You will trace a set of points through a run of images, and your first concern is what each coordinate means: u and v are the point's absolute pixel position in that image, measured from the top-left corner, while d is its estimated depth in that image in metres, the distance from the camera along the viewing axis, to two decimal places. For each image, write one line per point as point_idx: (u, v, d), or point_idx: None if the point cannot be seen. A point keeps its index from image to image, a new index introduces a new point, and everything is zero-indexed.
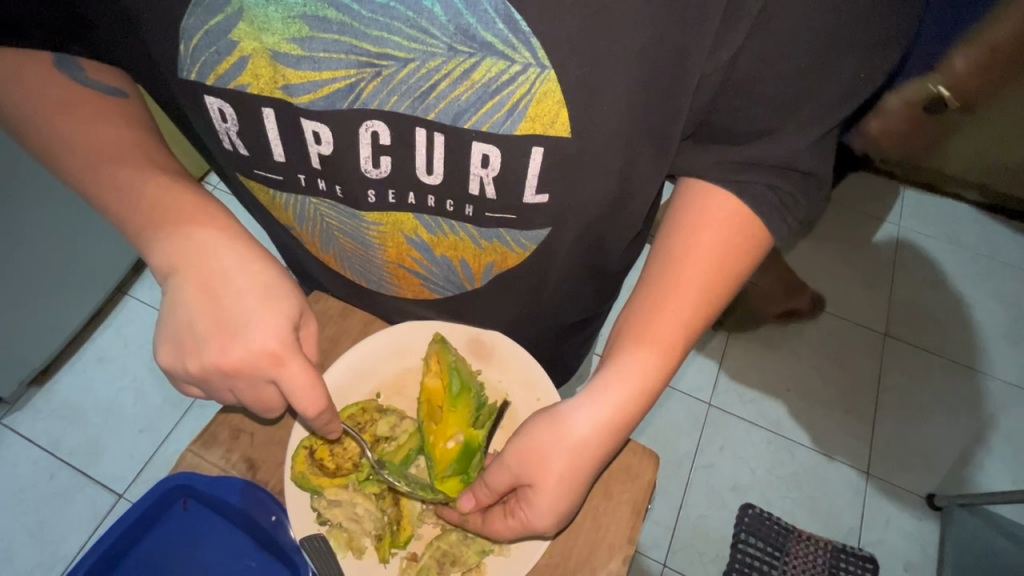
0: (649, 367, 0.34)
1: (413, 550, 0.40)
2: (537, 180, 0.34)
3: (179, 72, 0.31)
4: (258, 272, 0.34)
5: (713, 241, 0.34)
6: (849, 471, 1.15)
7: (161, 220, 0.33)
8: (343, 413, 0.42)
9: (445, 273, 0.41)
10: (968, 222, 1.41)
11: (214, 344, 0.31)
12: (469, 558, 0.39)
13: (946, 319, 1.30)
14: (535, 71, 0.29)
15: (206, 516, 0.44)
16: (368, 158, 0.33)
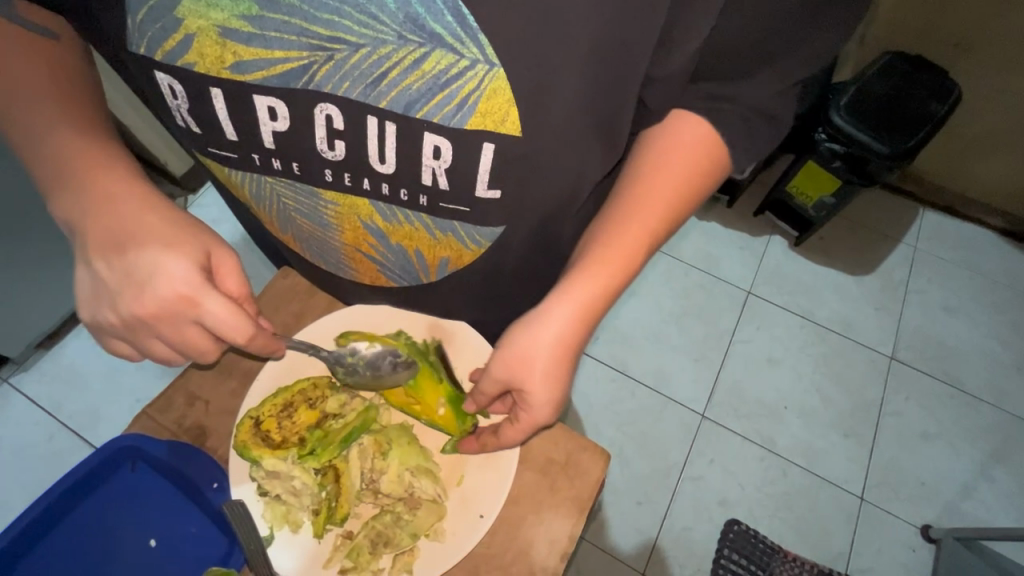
0: (620, 265, 0.35)
1: (348, 529, 0.41)
2: (490, 176, 0.34)
3: (129, 46, 0.32)
4: (168, 220, 0.36)
5: (681, 157, 0.36)
6: (842, 495, 1.12)
7: (68, 185, 0.35)
8: (296, 387, 0.43)
9: (400, 262, 0.42)
10: (988, 248, 1.36)
11: (128, 297, 0.34)
12: (401, 541, 0.39)
13: (957, 346, 1.26)
14: (483, 67, 0.29)
15: (152, 481, 0.45)
16: (323, 140, 0.34)
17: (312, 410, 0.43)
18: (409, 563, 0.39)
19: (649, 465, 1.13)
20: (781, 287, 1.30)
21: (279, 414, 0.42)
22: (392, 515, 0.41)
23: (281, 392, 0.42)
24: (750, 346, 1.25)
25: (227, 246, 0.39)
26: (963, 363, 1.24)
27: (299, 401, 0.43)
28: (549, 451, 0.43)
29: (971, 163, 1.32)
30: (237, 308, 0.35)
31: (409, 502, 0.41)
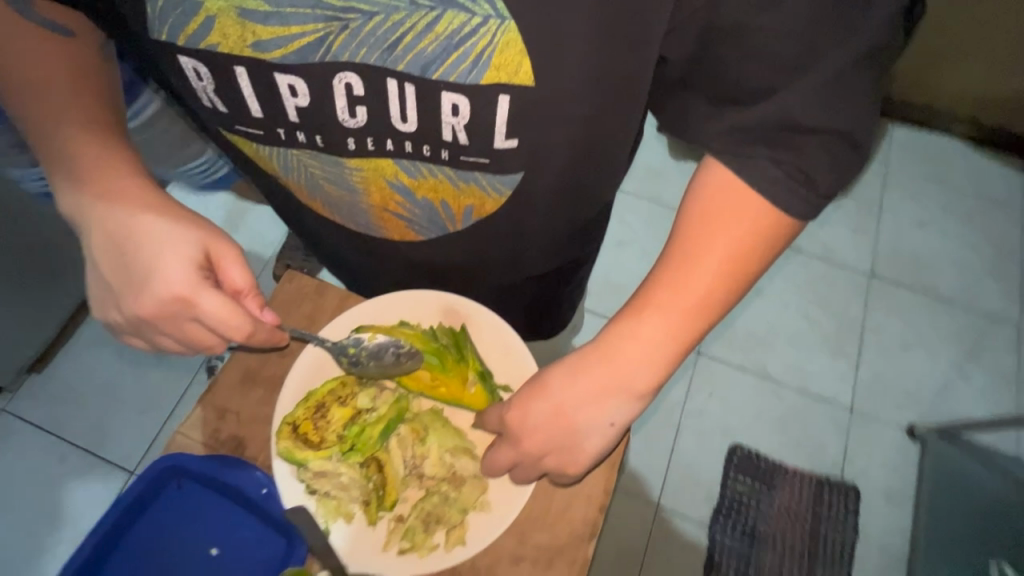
0: (616, 360, 0.34)
1: (399, 513, 0.42)
2: (506, 125, 0.33)
3: (150, 33, 0.31)
4: (165, 217, 0.37)
5: (717, 250, 0.32)
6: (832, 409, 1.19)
7: (72, 180, 0.37)
8: (323, 390, 0.44)
9: (428, 215, 0.41)
10: (957, 157, 1.40)
11: (131, 297, 0.36)
12: (452, 516, 0.41)
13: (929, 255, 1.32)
14: (495, 22, 0.28)
15: (200, 493, 0.46)
16: (343, 109, 0.33)
17: (344, 408, 0.44)
18: (461, 536, 0.40)
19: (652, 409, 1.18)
20: None
21: (314, 417, 0.43)
22: (439, 497, 0.42)
23: (311, 397, 0.43)
24: None
25: (228, 238, 0.39)
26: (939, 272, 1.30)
27: (330, 401, 0.44)
28: None
29: (934, 71, 1.35)
30: (233, 307, 0.36)
31: (452, 481, 0.42)
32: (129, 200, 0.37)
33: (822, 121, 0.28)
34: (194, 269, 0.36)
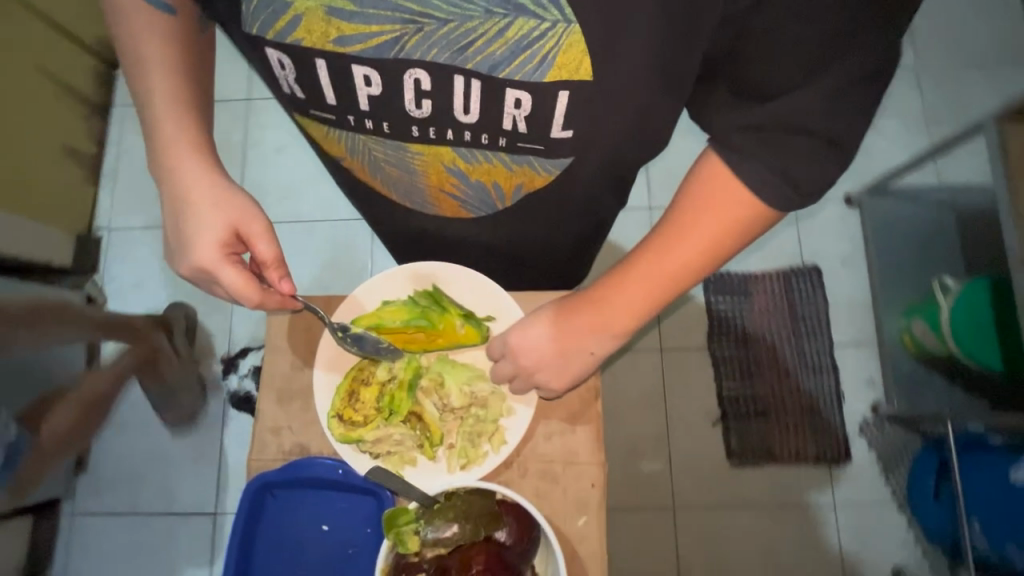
0: (625, 296, 0.53)
1: (449, 442, 0.64)
2: (562, 120, 0.46)
3: (245, 28, 0.43)
4: (214, 204, 0.57)
5: (704, 227, 0.47)
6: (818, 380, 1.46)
7: (165, 165, 0.58)
8: (349, 378, 0.65)
9: (478, 195, 0.58)
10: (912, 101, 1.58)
11: (181, 257, 0.58)
12: (489, 428, 0.64)
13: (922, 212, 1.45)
14: (563, 25, 0.38)
15: (289, 495, 0.67)
16: (411, 100, 0.45)
17: (371, 388, 0.65)
18: (501, 439, 0.63)
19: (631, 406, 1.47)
20: None
21: (350, 403, 0.64)
22: (473, 418, 0.65)
23: (341, 390, 0.65)
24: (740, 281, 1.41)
25: (257, 222, 0.59)
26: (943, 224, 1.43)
27: (358, 386, 0.65)
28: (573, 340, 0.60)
29: None
30: (242, 279, 0.57)
31: (478, 404, 0.65)
32: (196, 177, 0.57)
33: (822, 119, 0.40)
34: (222, 245, 0.57)
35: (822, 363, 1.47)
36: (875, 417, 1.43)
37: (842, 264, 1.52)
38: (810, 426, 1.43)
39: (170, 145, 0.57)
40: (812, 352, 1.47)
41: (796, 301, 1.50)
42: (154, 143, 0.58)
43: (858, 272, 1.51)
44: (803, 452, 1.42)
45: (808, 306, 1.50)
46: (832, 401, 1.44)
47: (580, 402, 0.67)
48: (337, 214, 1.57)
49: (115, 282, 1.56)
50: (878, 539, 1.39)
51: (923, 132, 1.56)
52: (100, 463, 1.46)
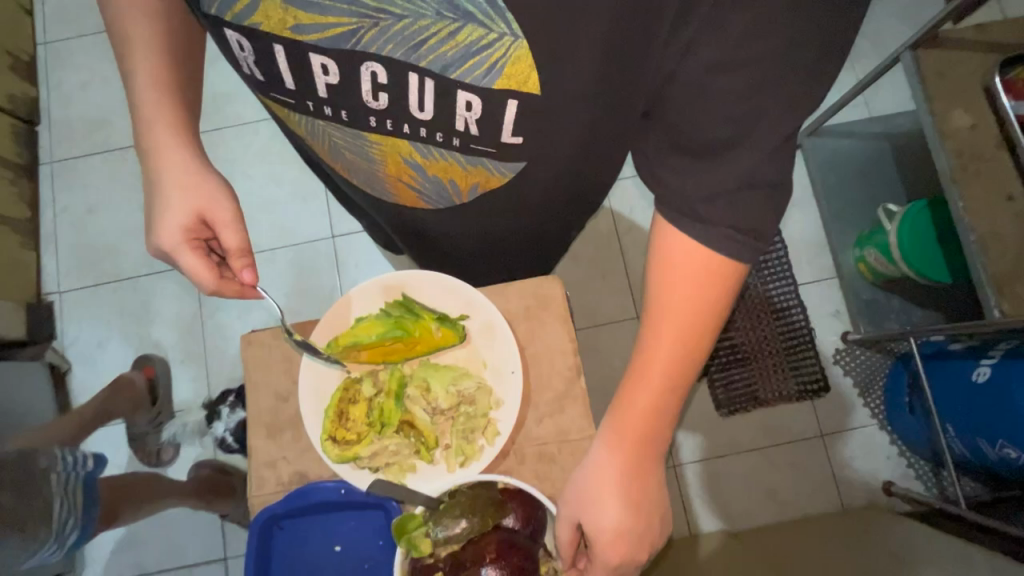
0: (638, 417, 0.49)
1: (444, 443, 0.66)
2: (511, 126, 0.47)
3: (206, 8, 0.43)
4: (178, 182, 0.59)
5: (684, 303, 0.47)
6: (794, 324, 1.51)
7: (138, 133, 0.60)
8: (336, 399, 0.66)
9: (438, 189, 0.57)
10: None
11: (148, 233, 0.60)
12: (481, 422, 0.65)
13: (861, 152, 1.53)
14: (509, 38, 0.39)
15: (297, 526, 0.66)
16: (368, 92, 0.46)
17: (358, 404, 0.66)
18: (493, 429, 0.64)
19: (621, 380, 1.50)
20: None
21: (340, 424, 0.65)
22: (463, 416, 0.66)
23: (328, 412, 0.65)
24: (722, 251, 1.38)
25: (221, 207, 0.59)
26: (881, 164, 1.51)
27: (344, 405, 0.66)
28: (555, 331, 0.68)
29: None
30: (199, 264, 0.59)
31: (466, 402, 0.66)
32: (167, 157, 0.59)
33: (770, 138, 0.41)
34: (184, 229, 0.59)
35: (792, 306, 1.52)
36: (846, 345, 1.50)
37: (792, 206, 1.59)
38: (789, 365, 1.49)
39: (148, 117, 0.59)
40: (780, 304, 1.52)
41: None
42: (136, 120, 0.60)
43: (809, 213, 1.58)
44: (785, 390, 1.48)
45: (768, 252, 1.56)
46: (806, 339, 1.50)
47: (563, 382, 0.68)
48: (296, 239, 1.55)
49: (74, 346, 1.51)
50: (865, 458, 1.46)
51: (849, 69, 1.64)
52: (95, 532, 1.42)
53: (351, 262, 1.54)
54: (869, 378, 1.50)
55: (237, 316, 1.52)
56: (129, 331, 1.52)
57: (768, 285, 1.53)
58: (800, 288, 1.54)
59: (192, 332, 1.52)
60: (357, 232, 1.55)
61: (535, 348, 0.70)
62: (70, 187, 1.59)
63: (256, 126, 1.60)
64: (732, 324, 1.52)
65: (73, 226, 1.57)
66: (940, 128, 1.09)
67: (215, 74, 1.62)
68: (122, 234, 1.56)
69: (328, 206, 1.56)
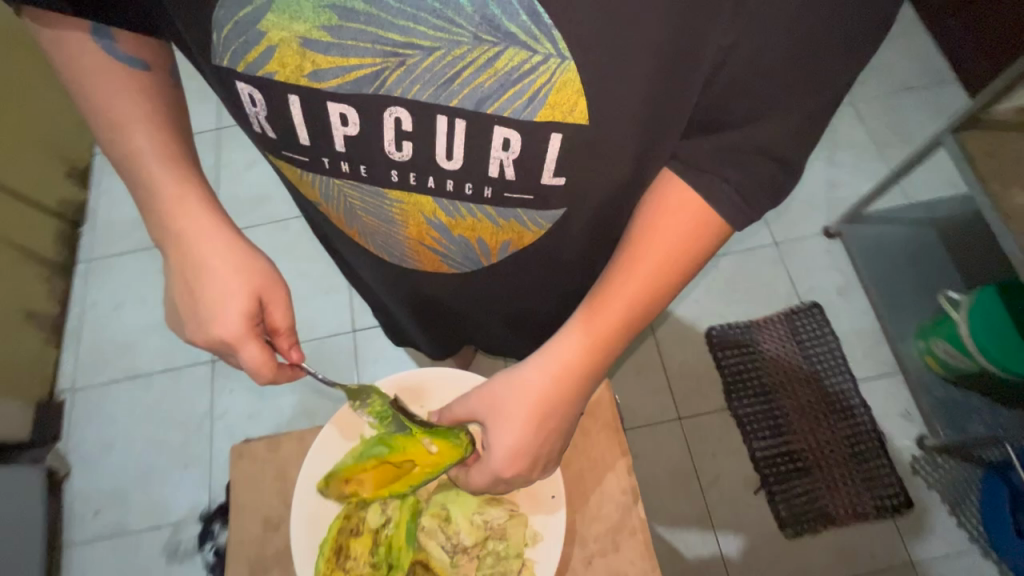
0: (590, 339, 0.47)
1: None
2: (554, 165, 0.44)
3: (215, 57, 0.42)
4: (229, 258, 0.52)
5: (682, 225, 0.44)
6: (859, 423, 1.35)
7: (153, 205, 0.53)
8: (333, 530, 0.54)
9: (464, 250, 0.55)
10: (858, 134, 1.65)
11: (192, 326, 0.52)
12: (514, 565, 0.54)
13: (902, 239, 1.47)
14: (556, 61, 0.37)
15: None
16: (392, 141, 0.44)
17: (361, 538, 0.54)
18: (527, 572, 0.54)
19: (663, 485, 1.33)
20: (746, 258, 1.53)
21: (338, 562, 0.53)
22: (492, 555, 0.54)
23: (326, 543, 0.54)
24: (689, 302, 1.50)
25: (275, 287, 0.54)
26: (924, 249, 1.44)
27: (345, 538, 0.54)
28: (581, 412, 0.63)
29: None
30: (264, 358, 0.52)
31: (496, 538, 0.55)
32: (209, 240, 0.52)
33: (796, 141, 0.40)
34: (247, 317, 0.51)
35: (853, 415, 1.36)
36: (923, 451, 1.31)
37: (839, 295, 1.47)
38: (862, 479, 1.30)
39: (172, 204, 0.52)
40: (838, 404, 1.37)
41: (806, 340, 1.44)
42: (146, 204, 0.54)
43: (858, 302, 1.46)
44: (861, 507, 1.27)
45: (819, 346, 1.43)
46: (877, 445, 1.33)
47: (618, 510, 0.58)
48: (315, 333, 1.50)
49: (77, 449, 1.43)
50: None
51: (878, 159, 1.61)
52: None
53: (371, 357, 1.47)
54: (961, 491, 1.28)
55: (249, 417, 1.44)
56: (136, 432, 1.44)
57: (824, 383, 1.40)
58: (860, 385, 1.39)
59: (200, 433, 1.43)
60: (379, 326, 1.50)
61: (579, 462, 0.60)
62: (101, 283, 1.60)
63: (285, 224, 1.63)
64: (785, 431, 1.35)
65: (97, 323, 1.56)
66: (1000, 208, 1.01)
67: (252, 176, 1.69)
68: (144, 329, 1.54)
69: (351, 298, 1.53)
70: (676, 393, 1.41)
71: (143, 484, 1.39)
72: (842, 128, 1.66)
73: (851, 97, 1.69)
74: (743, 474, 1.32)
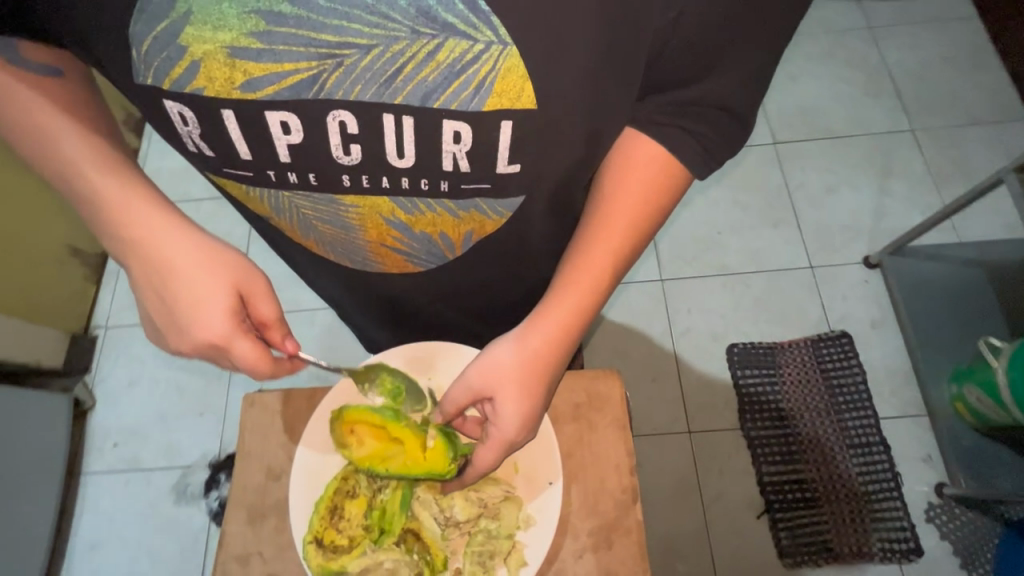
0: (586, 290, 0.50)
1: (455, 565, 0.55)
2: (507, 151, 0.45)
3: (138, 78, 0.41)
4: (200, 257, 0.48)
5: (647, 175, 0.48)
6: (874, 458, 1.31)
7: (102, 216, 0.48)
8: (329, 489, 0.55)
9: (427, 247, 0.56)
10: (909, 161, 1.58)
11: (175, 335, 0.49)
12: (504, 546, 0.54)
13: (940, 276, 1.41)
14: (497, 47, 0.37)
15: None
16: (339, 146, 0.44)
17: (355, 501, 0.55)
18: (515, 555, 0.53)
19: (663, 496, 1.31)
20: (773, 273, 1.49)
21: (332, 521, 0.54)
22: (483, 533, 0.55)
23: (321, 503, 0.55)
24: (682, 289, 1.50)
25: (254, 277, 0.50)
26: (960, 288, 1.39)
27: (341, 498, 0.55)
28: (576, 400, 0.63)
29: None
30: (258, 352, 0.48)
31: (489, 516, 0.55)
32: (172, 241, 0.48)
33: (738, 99, 0.44)
34: (231, 313, 0.47)
35: (859, 436, 1.33)
36: (941, 499, 1.26)
37: (872, 327, 1.42)
38: (869, 515, 1.26)
39: (120, 207, 0.47)
40: (853, 434, 1.33)
41: (828, 367, 1.39)
42: (93, 217, 0.48)
43: (892, 337, 1.41)
44: (867, 547, 1.23)
45: (842, 375, 1.38)
46: (891, 484, 1.28)
47: (615, 508, 0.57)
48: None
49: (104, 382, 1.49)
50: None
51: (933, 192, 1.55)
52: None
53: None
54: (978, 544, 1.23)
55: None
56: (160, 374, 1.49)
57: (839, 411, 1.36)
58: (882, 422, 1.34)
59: (219, 383, 1.48)
60: None
61: (581, 454, 0.60)
62: None
63: None
64: (795, 458, 1.32)
65: None
66: None
67: None
68: None
69: None
70: (689, 406, 1.38)
71: (159, 426, 1.45)
72: (890, 153, 1.60)
73: (913, 124, 1.62)
74: (747, 497, 1.30)
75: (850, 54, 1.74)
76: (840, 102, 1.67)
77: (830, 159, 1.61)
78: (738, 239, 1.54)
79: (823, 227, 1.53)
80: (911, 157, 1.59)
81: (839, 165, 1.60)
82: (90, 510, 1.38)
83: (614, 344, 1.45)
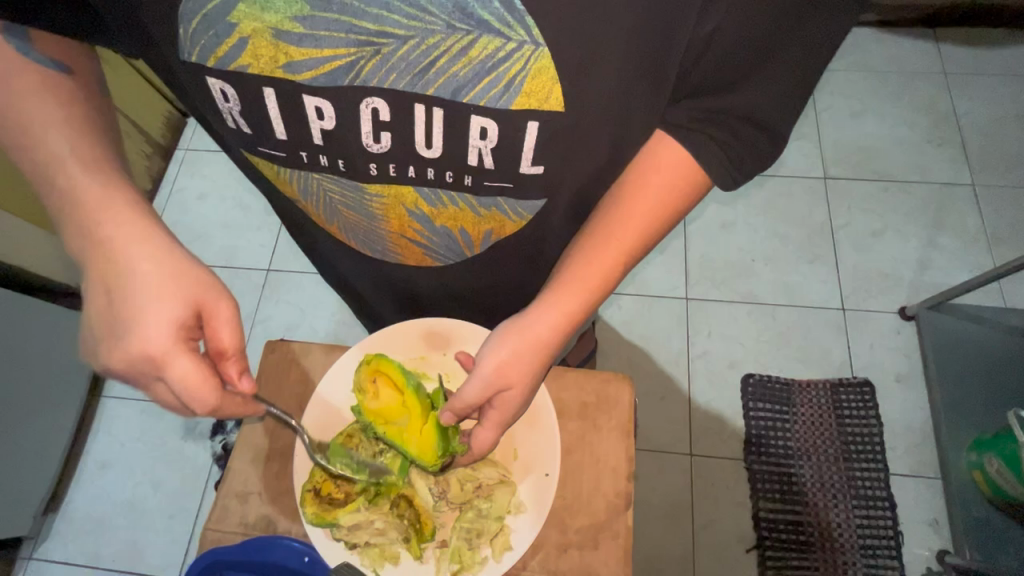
0: (596, 281, 0.50)
1: (442, 538, 0.56)
2: (532, 153, 0.46)
3: (183, 54, 0.42)
4: (155, 262, 0.45)
5: (669, 178, 0.48)
6: (875, 511, 1.27)
7: (75, 215, 0.46)
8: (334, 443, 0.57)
9: (447, 242, 0.58)
10: (963, 217, 1.53)
11: (107, 349, 0.45)
12: (492, 527, 0.55)
13: (975, 340, 1.37)
14: (529, 47, 0.38)
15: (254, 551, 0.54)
16: (369, 133, 0.45)
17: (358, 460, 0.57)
18: (503, 538, 0.55)
19: (654, 513, 1.30)
20: (801, 309, 1.46)
21: (332, 473, 0.56)
22: (473, 512, 0.56)
23: (323, 457, 0.57)
24: (708, 314, 1.47)
25: (218, 297, 0.47)
26: (993, 356, 1.34)
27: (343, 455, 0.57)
28: (583, 397, 0.63)
29: None
30: (200, 372, 0.44)
31: (482, 496, 0.57)
32: (133, 246, 0.45)
33: (774, 115, 0.44)
34: (178, 327, 0.44)
35: (863, 487, 1.30)
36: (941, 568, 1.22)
37: (896, 381, 1.38)
38: (862, 561, 1.24)
39: (95, 203, 0.45)
40: (854, 478, 1.31)
41: (836, 407, 1.36)
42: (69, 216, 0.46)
43: (915, 395, 1.37)
44: None
45: (849, 418, 1.35)
46: (889, 533, 1.25)
47: (607, 511, 0.58)
48: None
49: None
50: None
51: (985, 252, 1.49)
52: (72, 505, 1.37)
53: None
54: None
55: (286, 330, 1.52)
56: None
57: (842, 453, 1.33)
58: (892, 478, 1.30)
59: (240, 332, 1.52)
60: None
61: (581, 453, 0.60)
62: (193, 173, 1.71)
63: None
64: (792, 494, 1.30)
65: (178, 208, 1.66)
66: None
67: None
68: (215, 226, 1.64)
69: None
70: (694, 428, 1.37)
71: None
72: (946, 207, 1.54)
73: (975, 180, 1.56)
74: (739, 529, 1.28)
75: (920, 97, 1.67)
76: (901, 146, 1.62)
77: (880, 203, 1.56)
78: (771, 270, 1.51)
79: (862, 271, 1.49)
80: (967, 213, 1.53)
81: (889, 210, 1.55)
82: (105, 430, 1.44)
83: (628, 356, 1.44)
